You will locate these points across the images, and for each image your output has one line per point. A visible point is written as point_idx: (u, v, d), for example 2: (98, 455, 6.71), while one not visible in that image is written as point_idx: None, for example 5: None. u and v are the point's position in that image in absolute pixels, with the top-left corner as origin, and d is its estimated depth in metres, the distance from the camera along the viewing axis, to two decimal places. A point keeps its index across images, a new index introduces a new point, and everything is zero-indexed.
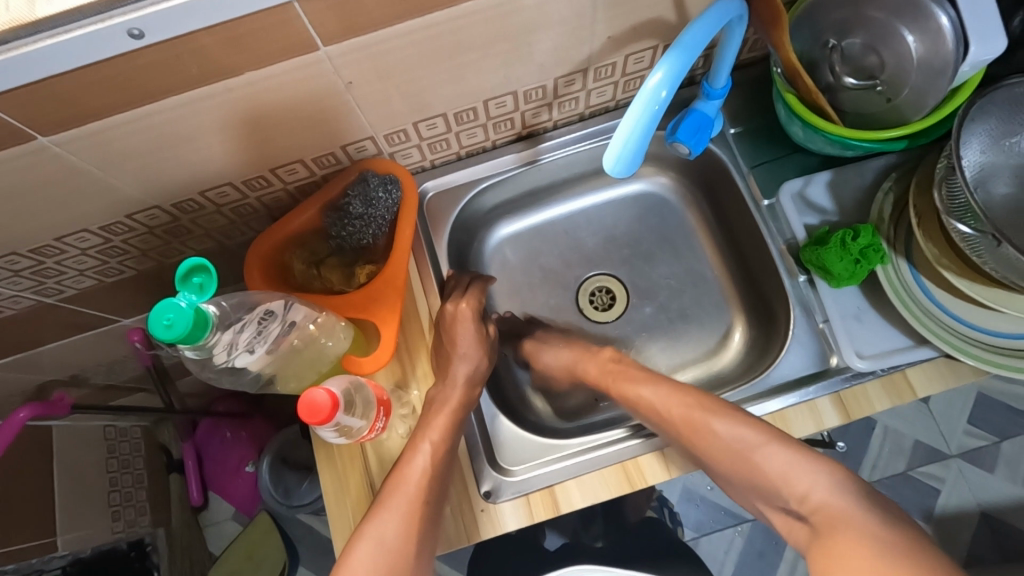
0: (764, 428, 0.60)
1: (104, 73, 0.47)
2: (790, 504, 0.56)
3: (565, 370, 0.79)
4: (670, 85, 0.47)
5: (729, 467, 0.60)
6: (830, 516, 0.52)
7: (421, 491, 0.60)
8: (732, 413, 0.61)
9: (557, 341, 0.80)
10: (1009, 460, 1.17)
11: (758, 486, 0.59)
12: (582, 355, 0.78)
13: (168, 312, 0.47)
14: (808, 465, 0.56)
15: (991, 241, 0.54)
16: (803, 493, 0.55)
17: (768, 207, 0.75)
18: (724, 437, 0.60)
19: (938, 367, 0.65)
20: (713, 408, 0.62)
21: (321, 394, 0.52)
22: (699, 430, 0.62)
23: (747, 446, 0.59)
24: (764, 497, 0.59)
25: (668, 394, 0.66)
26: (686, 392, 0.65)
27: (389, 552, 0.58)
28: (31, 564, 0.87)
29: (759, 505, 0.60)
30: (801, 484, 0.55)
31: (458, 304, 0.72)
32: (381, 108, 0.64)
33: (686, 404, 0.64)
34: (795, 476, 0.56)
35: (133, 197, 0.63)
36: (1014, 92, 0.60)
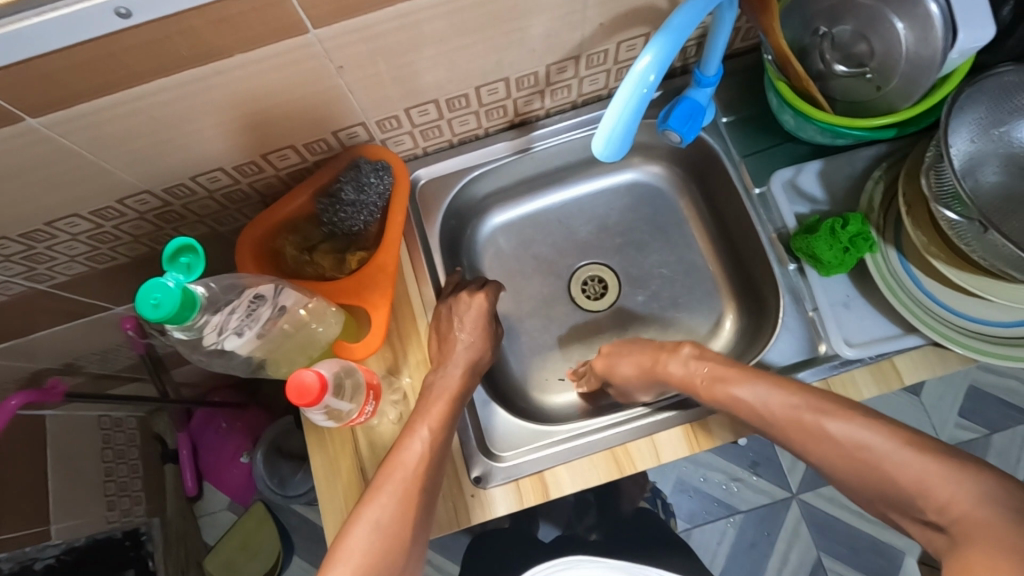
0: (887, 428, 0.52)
1: (91, 52, 0.47)
2: (929, 514, 0.48)
3: (644, 380, 0.69)
4: (658, 69, 0.47)
5: (844, 470, 0.54)
6: (971, 527, 0.45)
7: (417, 474, 0.60)
8: (850, 412, 0.54)
9: (631, 350, 0.72)
10: (999, 452, 1.18)
11: (888, 495, 0.51)
12: (660, 355, 0.69)
13: (156, 292, 0.47)
14: (943, 470, 0.48)
15: (978, 227, 0.54)
16: (943, 503, 0.47)
17: (759, 195, 0.75)
18: (836, 438, 0.54)
19: (925, 354, 0.66)
20: (826, 407, 0.55)
21: (310, 376, 0.53)
22: (814, 432, 0.55)
23: (864, 447, 0.52)
24: (900, 507, 0.51)
25: (765, 391, 0.59)
26: (788, 387, 0.59)
27: (385, 534, 0.58)
28: (26, 552, 0.87)
29: (896, 515, 0.52)
30: (942, 493, 0.47)
31: (476, 296, 0.73)
32: (373, 93, 0.64)
33: (791, 400, 0.58)
34: (933, 483, 0.48)
35: (123, 182, 0.63)
36: (1002, 80, 0.60)
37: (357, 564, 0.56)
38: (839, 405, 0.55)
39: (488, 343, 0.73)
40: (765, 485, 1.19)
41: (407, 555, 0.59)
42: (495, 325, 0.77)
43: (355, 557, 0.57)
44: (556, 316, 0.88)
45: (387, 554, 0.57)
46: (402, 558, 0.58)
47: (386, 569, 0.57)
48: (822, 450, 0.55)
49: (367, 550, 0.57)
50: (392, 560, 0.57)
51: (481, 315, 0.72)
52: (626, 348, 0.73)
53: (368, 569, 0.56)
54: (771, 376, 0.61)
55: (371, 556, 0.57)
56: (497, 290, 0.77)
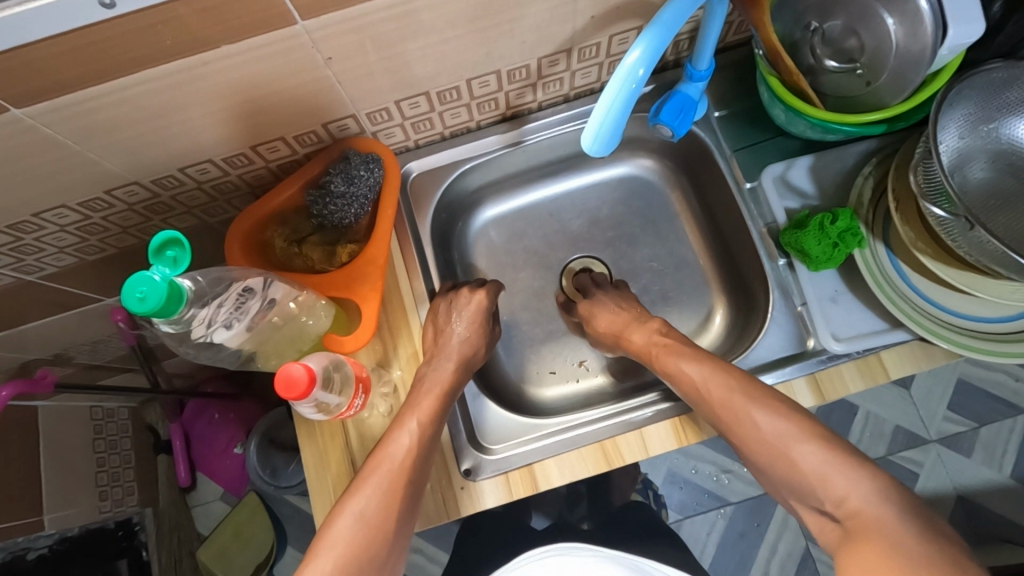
0: (802, 424, 0.57)
1: (76, 42, 0.46)
2: (825, 505, 0.53)
3: (610, 335, 0.77)
4: (648, 63, 0.48)
5: (759, 457, 0.58)
6: (865, 524, 0.49)
7: (404, 469, 0.61)
8: (775, 405, 0.59)
9: (615, 301, 0.79)
10: (985, 445, 1.19)
11: (792, 483, 0.55)
12: (632, 323, 0.76)
13: (141, 285, 0.47)
14: (844, 470, 0.53)
15: (965, 223, 0.54)
16: (841, 496, 0.52)
17: (750, 190, 0.75)
18: (757, 429, 0.58)
19: (912, 349, 0.66)
20: (756, 397, 0.60)
21: (298, 369, 0.53)
22: (742, 419, 0.59)
23: (780, 438, 0.57)
24: (800, 495, 0.55)
25: (712, 373, 0.64)
26: (729, 373, 0.63)
27: (369, 526, 0.58)
28: (18, 542, 0.88)
29: (794, 502, 0.56)
30: (839, 487, 0.52)
31: (476, 294, 0.74)
32: (363, 85, 0.63)
33: (730, 392, 0.61)
34: (833, 477, 0.53)
35: (111, 172, 0.63)
36: (991, 77, 0.60)
37: (341, 555, 0.56)
38: (764, 396, 0.60)
39: (483, 336, 0.75)
40: (755, 477, 1.20)
41: (393, 546, 0.59)
42: (492, 323, 0.79)
43: (338, 549, 0.56)
44: (547, 309, 0.88)
45: (370, 546, 0.57)
46: (386, 550, 0.58)
47: (370, 559, 0.57)
48: (744, 438, 0.60)
49: (351, 542, 0.57)
50: (379, 550, 0.58)
51: (479, 311, 0.74)
52: (609, 301, 0.80)
53: (353, 561, 0.56)
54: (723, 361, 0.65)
55: (354, 548, 0.57)
56: (496, 289, 0.80)
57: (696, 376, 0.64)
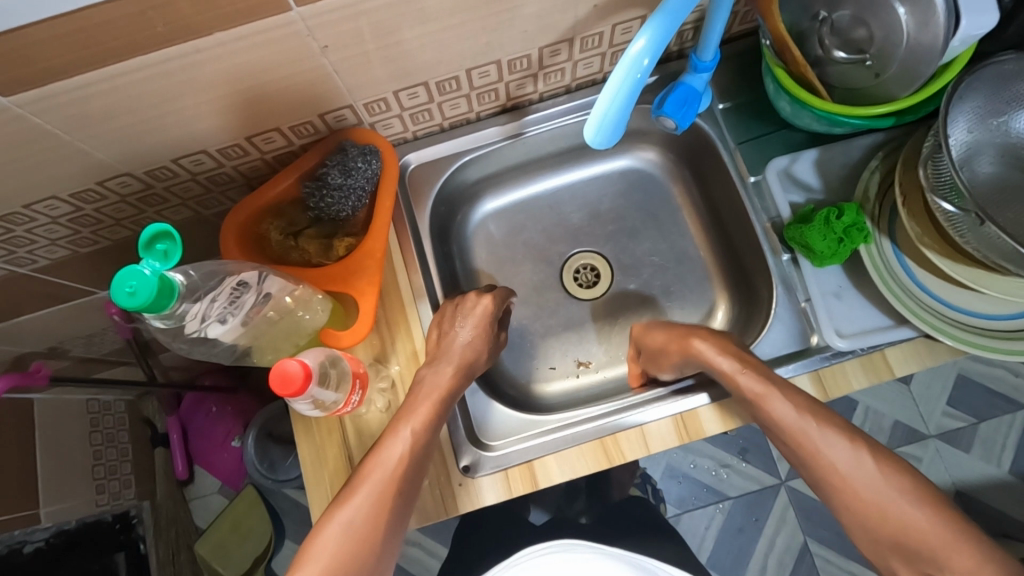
0: (921, 490, 0.54)
1: (64, 28, 0.45)
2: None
3: (675, 343, 0.68)
4: (653, 53, 0.46)
5: (861, 522, 0.56)
6: None
7: (395, 476, 0.60)
8: (898, 462, 0.56)
9: (667, 322, 0.74)
10: (984, 440, 1.19)
11: (904, 545, 0.53)
12: (694, 334, 0.68)
13: (131, 279, 0.46)
14: (970, 546, 0.50)
15: (974, 219, 0.53)
16: (966, 572, 0.49)
17: (754, 184, 0.74)
18: (869, 489, 0.55)
19: (916, 347, 0.65)
20: (873, 449, 0.57)
21: (294, 365, 0.52)
22: (859, 473, 0.56)
23: (899, 501, 0.54)
24: (911, 562, 0.53)
25: (811, 415, 0.59)
26: (833, 416, 0.60)
27: (356, 537, 0.57)
28: (14, 535, 0.87)
29: (896, 565, 0.54)
30: (961, 565, 0.50)
31: (484, 298, 0.73)
32: (361, 74, 0.62)
33: (851, 445, 0.57)
34: (959, 550, 0.50)
35: (103, 163, 0.62)
36: (1002, 69, 0.59)
37: (328, 565, 0.56)
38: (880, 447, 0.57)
39: (487, 344, 0.73)
40: (754, 472, 1.19)
41: (381, 555, 0.59)
42: (498, 329, 0.78)
43: (326, 557, 0.57)
44: (547, 304, 0.87)
45: (354, 558, 0.57)
46: (375, 559, 0.58)
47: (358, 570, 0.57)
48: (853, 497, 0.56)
49: (337, 552, 0.57)
50: (366, 561, 0.57)
51: (486, 315, 0.72)
52: (667, 322, 0.74)
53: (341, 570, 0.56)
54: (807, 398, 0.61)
55: (340, 558, 0.57)
56: (505, 296, 0.78)
57: (802, 416, 0.59)
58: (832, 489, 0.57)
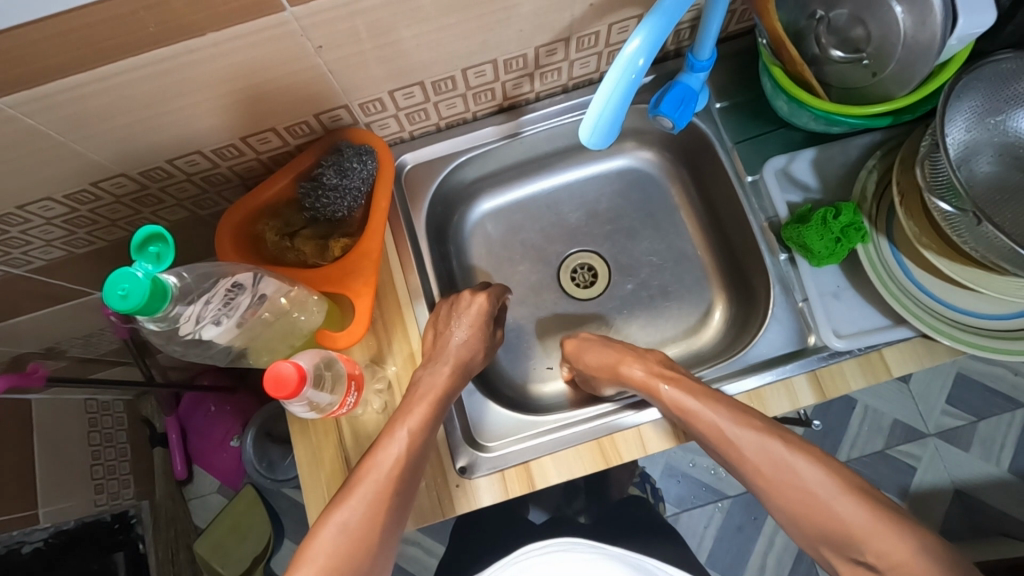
0: (837, 474, 0.58)
1: (56, 28, 0.45)
2: (867, 558, 0.53)
3: (607, 368, 0.72)
4: (648, 53, 0.46)
5: (790, 509, 0.58)
6: None
7: (392, 478, 0.60)
8: (811, 453, 0.59)
9: (600, 340, 0.76)
10: (983, 439, 1.19)
11: (828, 533, 0.55)
12: (627, 356, 0.72)
13: (123, 282, 0.46)
14: (888, 526, 0.52)
15: (972, 219, 0.53)
16: (883, 550, 0.52)
17: (751, 184, 0.74)
18: (789, 480, 0.58)
19: (915, 347, 0.65)
20: (787, 440, 0.60)
21: (288, 367, 0.52)
22: (778, 465, 0.59)
23: (820, 488, 0.57)
24: (837, 548, 0.55)
25: (731, 415, 0.62)
26: (750, 416, 0.62)
27: (352, 536, 0.57)
28: (12, 535, 0.87)
29: (827, 553, 0.56)
30: (881, 543, 0.52)
31: (478, 297, 0.73)
32: (356, 74, 0.62)
33: (762, 438, 0.60)
34: (875, 533, 0.53)
35: (97, 164, 0.61)
36: (1000, 68, 0.59)
37: (323, 566, 0.56)
38: (793, 439, 0.60)
39: (483, 344, 0.73)
40: None
41: (377, 556, 0.59)
42: (493, 327, 0.77)
43: (322, 560, 0.56)
44: (544, 304, 0.87)
45: (352, 557, 0.57)
46: (370, 562, 0.58)
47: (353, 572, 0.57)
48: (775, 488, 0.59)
49: (332, 552, 0.57)
50: (360, 561, 0.57)
51: (480, 315, 0.73)
52: (600, 339, 0.76)
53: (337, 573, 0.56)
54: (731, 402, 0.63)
55: (337, 559, 0.57)
56: (499, 293, 0.78)
57: (718, 417, 0.62)
58: (761, 480, 0.60)
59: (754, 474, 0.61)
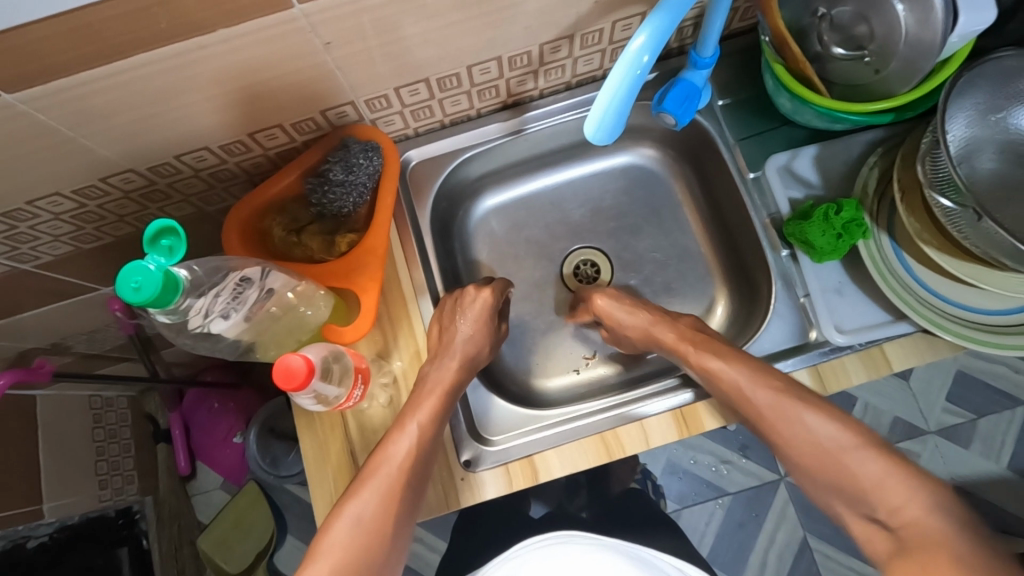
0: (855, 429, 0.57)
1: (69, 24, 0.45)
2: (878, 514, 0.52)
3: (637, 331, 0.74)
4: (653, 50, 0.47)
5: (809, 465, 0.58)
6: (920, 534, 0.49)
7: (403, 472, 0.60)
8: (825, 409, 0.59)
9: (632, 301, 0.77)
10: (983, 436, 1.19)
11: (842, 489, 0.55)
12: (660, 321, 0.73)
13: (136, 275, 0.47)
14: (902, 479, 0.52)
15: (973, 215, 0.54)
16: (896, 506, 0.51)
17: (754, 180, 0.75)
18: (808, 432, 0.58)
19: (916, 342, 0.66)
20: (803, 401, 0.60)
21: (297, 359, 0.53)
22: (791, 421, 0.59)
23: (830, 442, 0.57)
24: (849, 502, 0.55)
25: (753, 377, 0.62)
26: (771, 377, 0.62)
27: (366, 530, 0.58)
28: (18, 530, 0.88)
29: (841, 509, 0.56)
30: (897, 497, 0.51)
31: (483, 291, 0.73)
32: (362, 71, 0.62)
33: (777, 396, 0.61)
34: (889, 487, 0.52)
35: (105, 159, 0.62)
36: (1002, 65, 0.59)
37: (338, 559, 0.57)
38: (813, 399, 0.60)
39: (488, 340, 0.74)
40: (754, 467, 1.20)
41: (389, 552, 0.59)
42: (498, 323, 0.78)
43: (336, 552, 0.57)
44: (547, 300, 0.88)
45: (367, 550, 0.58)
46: (385, 553, 0.59)
47: (368, 564, 0.57)
48: (794, 443, 0.59)
49: (350, 545, 0.57)
50: (376, 551, 0.58)
51: (485, 309, 0.73)
52: (630, 300, 0.77)
53: (349, 565, 0.57)
54: (750, 359, 0.64)
55: (351, 552, 0.57)
56: (504, 286, 0.78)
57: (741, 378, 0.62)
58: (775, 433, 0.60)
59: (770, 427, 0.61)
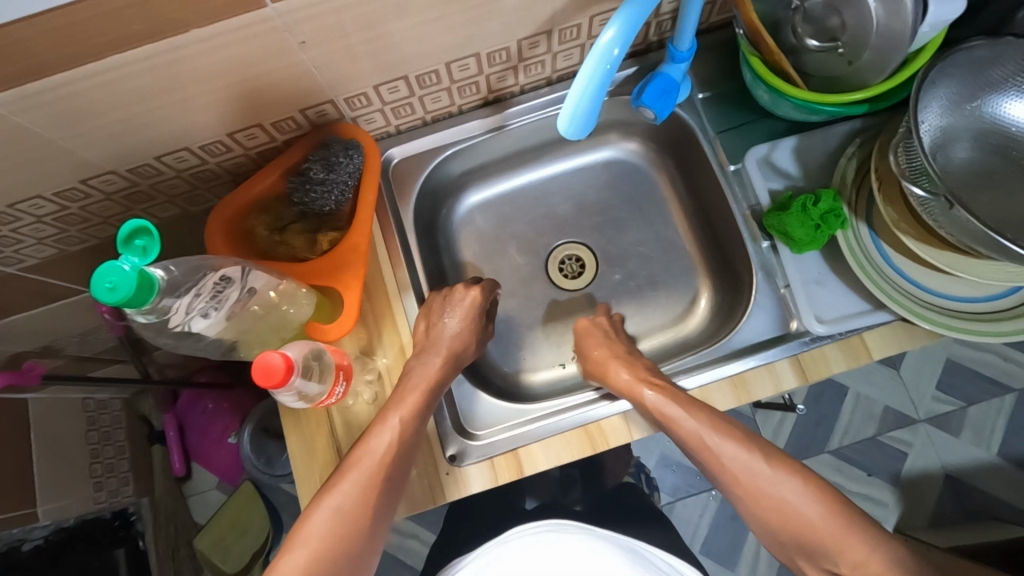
0: (809, 484, 0.60)
1: (41, 26, 0.45)
2: (841, 567, 0.55)
3: (598, 364, 0.74)
4: (622, 43, 0.47)
5: (764, 518, 0.60)
6: None
7: (383, 465, 0.61)
8: (785, 465, 0.61)
9: (605, 336, 0.77)
10: (974, 424, 1.20)
11: (803, 543, 0.58)
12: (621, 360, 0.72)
13: (111, 275, 0.47)
14: (860, 536, 0.55)
15: (944, 203, 0.54)
16: (858, 561, 0.54)
17: (734, 172, 0.75)
18: (766, 487, 0.60)
19: (895, 330, 0.67)
20: (768, 456, 0.62)
21: (276, 357, 0.53)
22: (748, 479, 0.61)
23: (794, 497, 0.59)
24: (811, 556, 0.58)
25: (708, 425, 0.63)
26: (733, 428, 0.64)
27: (343, 520, 0.59)
28: (15, 533, 0.88)
29: (801, 562, 0.59)
30: (856, 554, 0.54)
31: (471, 290, 0.75)
32: (340, 69, 0.62)
33: (739, 448, 0.62)
34: (850, 543, 0.55)
35: (86, 162, 0.62)
36: (973, 55, 0.60)
37: (313, 550, 0.57)
38: (776, 454, 0.62)
39: (473, 337, 0.74)
40: None
41: (365, 542, 0.60)
42: (485, 321, 0.79)
43: (311, 542, 0.58)
44: (533, 295, 0.88)
45: (345, 540, 0.58)
46: (360, 546, 0.59)
47: (343, 555, 0.58)
48: (750, 497, 0.61)
49: (325, 535, 0.58)
50: (349, 548, 0.59)
51: (473, 308, 0.74)
52: (603, 334, 0.78)
53: (322, 557, 0.57)
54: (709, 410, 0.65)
55: (329, 541, 0.58)
56: (491, 287, 0.79)
57: (701, 427, 0.63)
58: (740, 491, 0.61)
59: (730, 483, 0.63)
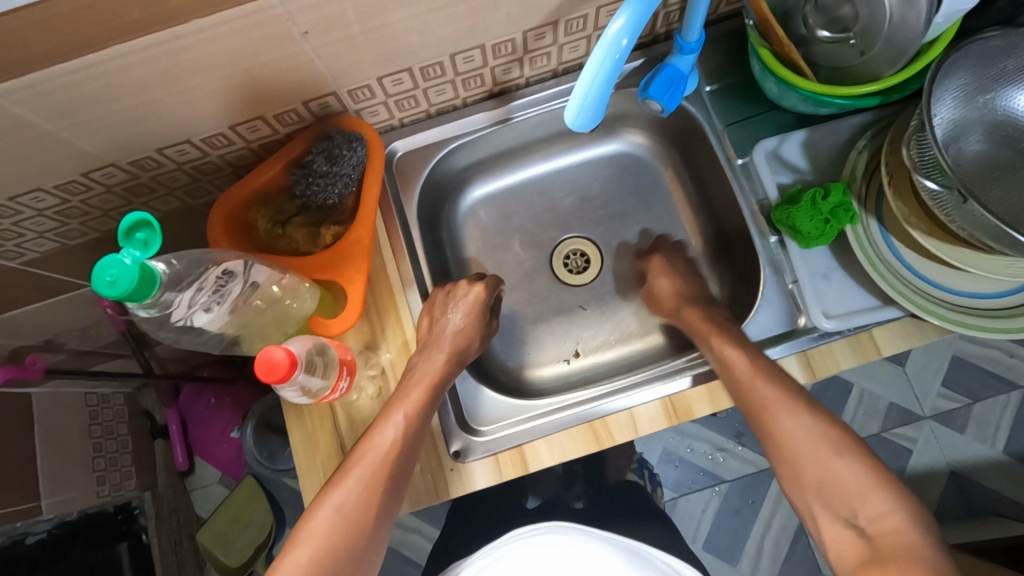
0: (833, 435, 0.59)
1: (39, 15, 0.45)
2: (857, 518, 0.55)
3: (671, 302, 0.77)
4: (632, 32, 0.46)
5: (785, 462, 0.60)
6: (895, 545, 0.52)
7: (387, 463, 0.60)
8: (815, 411, 0.60)
9: (683, 275, 0.79)
10: (979, 420, 1.19)
11: (823, 488, 0.57)
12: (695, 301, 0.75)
13: (111, 268, 0.46)
14: (881, 490, 0.55)
15: (958, 197, 0.53)
16: (876, 515, 0.54)
17: (742, 166, 0.74)
18: (794, 433, 0.60)
19: (904, 326, 0.66)
20: (800, 401, 0.61)
21: (278, 352, 0.52)
22: (779, 422, 0.60)
23: (823, 446, 0.58)
24: (828, 503, 0.57)
25: (757, 367, 0.63)
26: (779, 374, 0.63)
27: (347, 518, 0.58)
28: (17, 527, 0.88)
29: (815, 510, 0.58)
30: (877, 508, 0.54)
31: (475, 286, 0.74)
32: (343, 61, 0.62)
33: (778, 393, 0.61)
34: (871, 497, 0.55)
35: (87, 154, 0.61)
36: (988, 45, 0.58)
37: (318, 545, 0.57)
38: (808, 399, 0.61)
39: (476, 332, 0.73)
40: (751, 454, 1.20)
41: (370, 539, 0.59)
42: (489, 317, 0.78)
43: (315, 540, 0.57)
44: (537, 290, 0.87)
45: (350, 536, 0.58)
46: (365, 541, 0.59)
47: (348, 547, 0.58)
48: (778, 440, 0.61)
49: (329, 533, 0.58)
50: (359, 538, 0.59)
51: (476, 304, 0.74)
52: (685, 273, 0.80)
53: (331, 549, 0.57)
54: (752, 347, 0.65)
55: (334, 539, 0.58)
56: (495, 283, 0.79)
57: (749, 369, 0.63)
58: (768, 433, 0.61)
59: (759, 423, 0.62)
